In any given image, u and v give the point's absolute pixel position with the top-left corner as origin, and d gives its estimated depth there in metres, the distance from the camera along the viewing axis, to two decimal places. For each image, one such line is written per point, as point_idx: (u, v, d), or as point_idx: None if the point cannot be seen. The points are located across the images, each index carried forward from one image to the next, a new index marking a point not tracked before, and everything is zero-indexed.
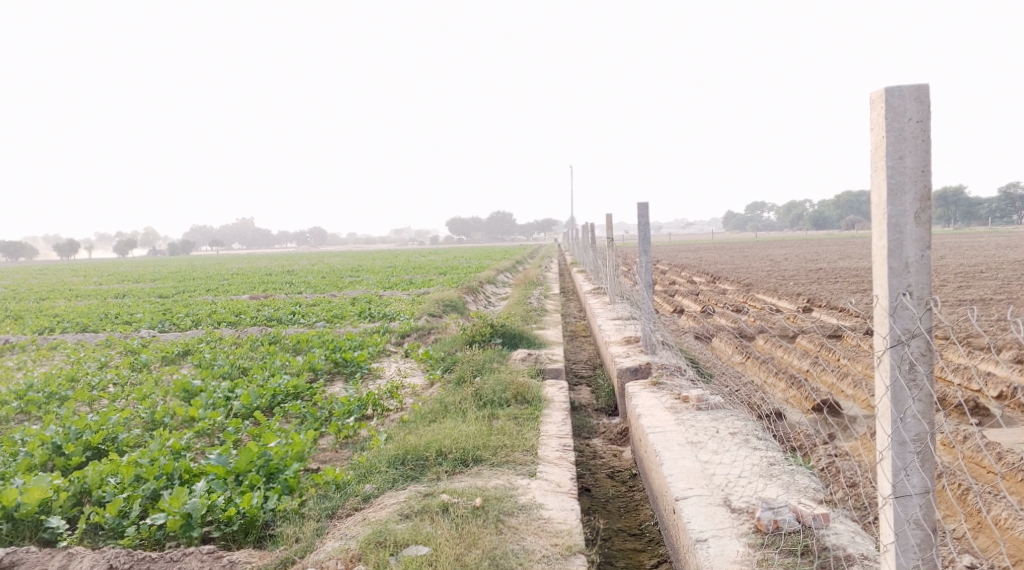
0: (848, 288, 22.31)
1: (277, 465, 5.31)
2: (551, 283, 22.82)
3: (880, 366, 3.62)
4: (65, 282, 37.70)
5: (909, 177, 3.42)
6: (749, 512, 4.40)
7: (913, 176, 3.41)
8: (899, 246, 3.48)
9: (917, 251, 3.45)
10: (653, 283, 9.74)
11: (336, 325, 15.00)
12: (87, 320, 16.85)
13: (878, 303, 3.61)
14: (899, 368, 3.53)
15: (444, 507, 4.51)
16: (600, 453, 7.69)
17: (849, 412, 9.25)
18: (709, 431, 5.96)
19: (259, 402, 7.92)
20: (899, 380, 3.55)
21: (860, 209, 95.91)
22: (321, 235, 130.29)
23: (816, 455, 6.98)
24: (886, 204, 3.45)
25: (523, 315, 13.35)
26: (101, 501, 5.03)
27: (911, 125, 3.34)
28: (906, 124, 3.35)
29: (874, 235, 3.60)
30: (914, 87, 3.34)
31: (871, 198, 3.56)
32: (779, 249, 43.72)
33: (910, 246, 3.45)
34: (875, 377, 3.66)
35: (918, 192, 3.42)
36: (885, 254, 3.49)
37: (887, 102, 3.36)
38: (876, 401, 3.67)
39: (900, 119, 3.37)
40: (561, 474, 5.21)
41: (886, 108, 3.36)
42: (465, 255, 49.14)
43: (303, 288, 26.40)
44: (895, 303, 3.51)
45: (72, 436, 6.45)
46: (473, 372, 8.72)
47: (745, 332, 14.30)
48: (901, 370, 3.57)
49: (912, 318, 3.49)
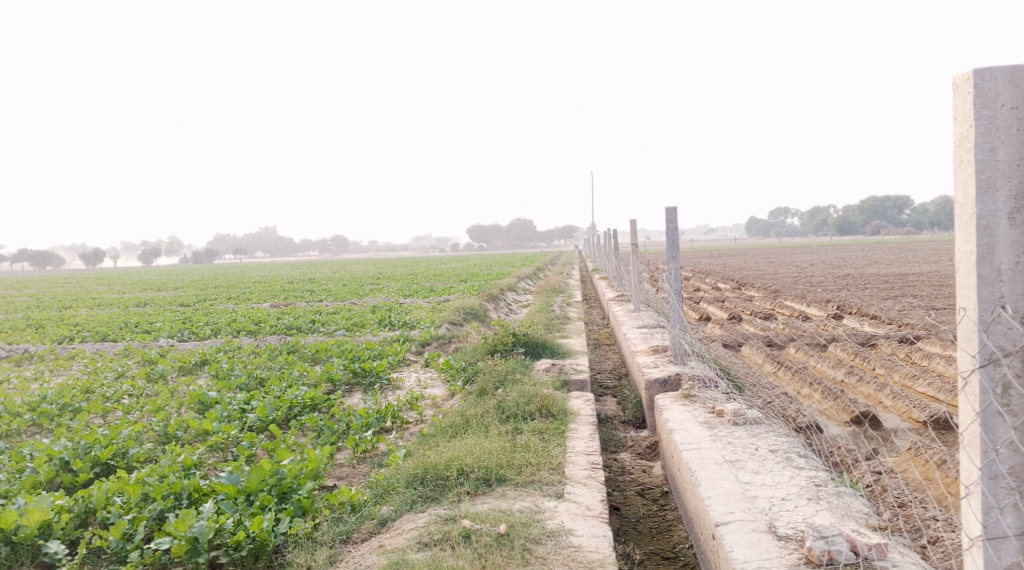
0: (878, 295, 21.77)
1: (290, 485, 5.03)
2: (573, 290, 22.47)
3: (969, 389, 3.34)
4: (90, 290, 37.98)
5: (1002, 171, 3.15)
6: (798, 540, 4.07)
7: (1006, 171, 3.14)
8: (990, 252, 3.22)
9: (1011, 257, 3.18)
10: (682, 291, 9.37)
11: (355, 333, 14.77)
12: (106, 329, 16.77)
13: (967, 316, 3.34)
14: (992, 393, 3.27)
15: (466, 534, 4.21)
16: (629, 468, 7.37)
17: (889, 424, 8.84)
18: (748, 448, 5.61)
19: (275, 414, 7.67)
20: (992, 405, 3.28)
21: (885, 214, 94.60)
22: (343, 242, 130.80)
23: (859, 472, 6.61)
24: (976, 204, 3.19)
25: (545, 323, 13.03)
26: (105, 522, 4.77)
27: (1004, 112, 3.07)
28: (998, 111, 3.09)
29: (961, 239, 3.33)
30: (1008, 69, 3.08)
31: (956, 196, 3.30)
32: (804, 255, 43.03)
33: (1004, 250, 3.18)
34: (962, 401, 3.39)
35: (1012, 188, 3.15)
36: (974, 259, 3.23)
37: (977, 87, 3.10)
38: (964, 429, 3.40)
39: (991, 106, 3.11)
40: (590, 496, 4.89)
41: (976, 94, 3.11)
42: (486, 261, 48.86)
43: (323, 295, 26.27)
44: (988, 317, 3.24)
45: (81, 451, 6.22)
46: (495, 383, 8.41)
47: (775, 339, 13.88)
48: (994, 393, 3.30)
49: (1008, 334, 3.22)
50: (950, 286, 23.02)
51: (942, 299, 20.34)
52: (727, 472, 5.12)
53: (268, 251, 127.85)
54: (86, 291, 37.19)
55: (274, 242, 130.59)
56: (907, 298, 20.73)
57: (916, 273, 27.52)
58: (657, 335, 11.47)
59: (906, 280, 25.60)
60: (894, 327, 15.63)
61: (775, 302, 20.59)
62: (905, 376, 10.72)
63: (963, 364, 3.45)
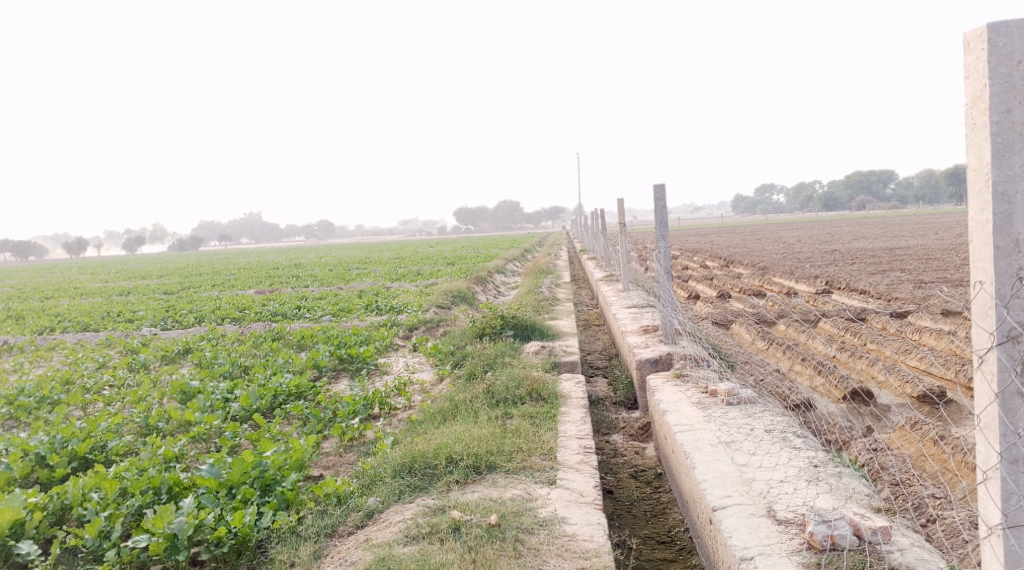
0: (867, 270, 21.74)
1: (273, 477, 4.88)
2: (561, 271, 22.31)
3: (987, 371, 3.30)
4: (73, 280, 37.49)
5: (1018, 133, 3.12)
6: (799, 525, 3.97)
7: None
8: (1007, 221, 3.17)
9: None
10: (672, 270, 9.21)
11: (342, 319, 14.58)
12: (88, 319, 16.51)
13: (982, 291, 3.29)
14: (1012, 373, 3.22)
15: (455, 526, 4.07)
16: (622, 450, 7.26)
17: (882, 400, 8.77)
18: (743, 428, 5.49)
19: (260, 403, 7.50)
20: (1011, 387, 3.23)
21: (871, 189, 94.88)
22: (330, 227, 130.03)
23: (854, 449, 6.52)
24: (993, 168, 3.14)
25: (534, 305, 12.87)
26: (80, 519, 4.60)
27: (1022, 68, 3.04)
28: (1017, 67, 3.05)
29: (975, 211, 3.28)
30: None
31: (969, 163, 3.25)
32: (792, 231, 43.02)
33: (1022, 219, 3.14)
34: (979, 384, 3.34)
35: None
36: (992, 229, 3.18)
37: (996, 41, 3.06)
38: (981, 412, 3.36)
39: (1009, 62, 3.07)
40: (584, 482, 4.75)
41: (994, 50, 3.07)
42: (474, 244, 48.62)
43: (310, 281, 26.01)
44: (1008, 292, 3.19)
45: (57, 445, 6.03)
46: (484, 366, 8.26)
47: (765, 316, 13.78)
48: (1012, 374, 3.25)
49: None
50: (937, 259, 23.03)
51: (930, 272, 20.34)
52: (723, 454, 5.00)
53: (254, 237, 126.96)
54: (69, 280, 36.71)
55: (260, 228, 129.66)
56: (895, 273, 20.71)
57: (903, 247, 27.52)
58: (647, 314, 11.34)
59: (893, 254, 25.59)
60: (884, 302, 15.59)
61: (764, 279, 20.51)
62: (896, 350, 10.65)
63: (977, 342, 3.40)
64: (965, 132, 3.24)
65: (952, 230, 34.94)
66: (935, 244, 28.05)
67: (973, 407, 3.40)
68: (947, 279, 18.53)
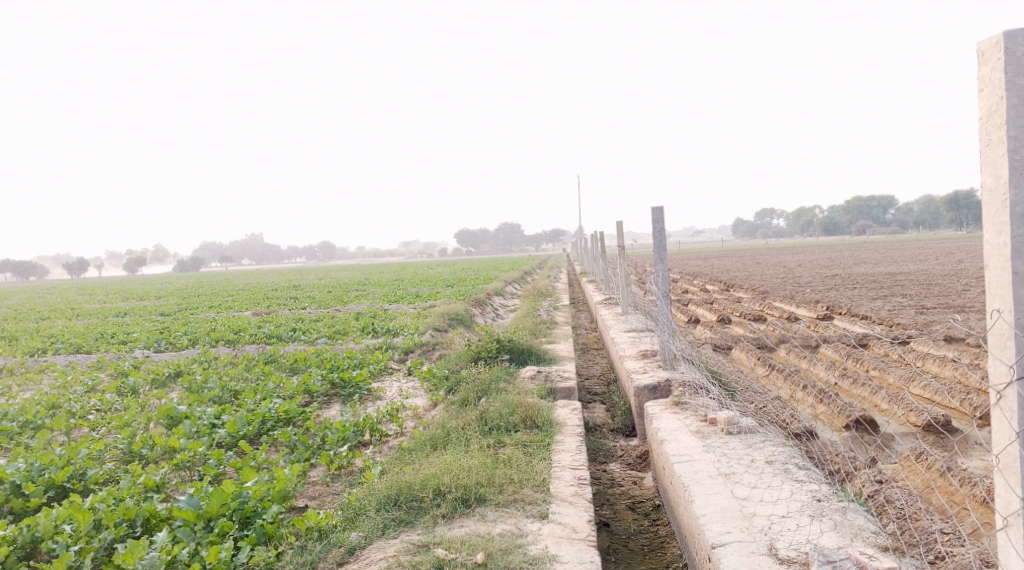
0: (868, 295, 21.58)
1: (254, 509, 4.70)
2: (560, 294, 22.14)
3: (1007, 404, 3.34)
4: (69, 300, 37.27)
5: None
6: (802, 565, 3.77)
7: None
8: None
9: None
10: (670, 294, 9.04)
11: (337, 342, 14.38)
12: (80, 341, 16.30)
13: (1001, 318, 3.33)
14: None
15: (438, 565, 3.89)
16: (619, 480, 7.06)
17: (885, 429, 8.56)
18: (744, 460, 5.29)
19: (247, 429, 7.31)
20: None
21: (871, 214, 94.98)
22: (330, 249, 130.11)
23: (858, 481, 6.33)
24: (1011, 189, 3.22)
25: (531, 329, 12.69)
26: (50, 554, 4.41)
27: None
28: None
29: (990, 234, 3.36)
30: None
31: (986, 183, 3.33)
32: (792, 256, 42.93)
33: None
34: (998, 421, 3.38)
35: None
36: (1011, 251, 3.24)
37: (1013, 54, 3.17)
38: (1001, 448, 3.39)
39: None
40: (577, 516, 4.56)
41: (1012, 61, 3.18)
42: (473, 266, 48.52)
43: (307, 302, 25.83)
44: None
45: (34, 473, 5.85)
46: (478, 392, 8.07)
47: (765, 341, 13.58)
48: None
49: None
50: (938, 285, 22.87)
51: (931, 298, 20.19)
52: (723, 487, 4.81)
53: (254, 259, 126.99)
54: (67, 301, 36.55)
55: (261, 249, 129.74)
56: (897, 298, 20.55)
57: (904, 272, 27.37)
58: (645, 339, 11.16)
59: (894, 279, 25.46)
60: (885, 328, 15.40)
61: (764, 303, 20.33)
62: (899, 378, 10.45)
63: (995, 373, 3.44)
64: (980, 150, 3.31)
65: (953, 255, 34.83)
66: (936, 269, 27.94)
67: (991, 449, 3.40)
68: (949, 305, 18.36)
